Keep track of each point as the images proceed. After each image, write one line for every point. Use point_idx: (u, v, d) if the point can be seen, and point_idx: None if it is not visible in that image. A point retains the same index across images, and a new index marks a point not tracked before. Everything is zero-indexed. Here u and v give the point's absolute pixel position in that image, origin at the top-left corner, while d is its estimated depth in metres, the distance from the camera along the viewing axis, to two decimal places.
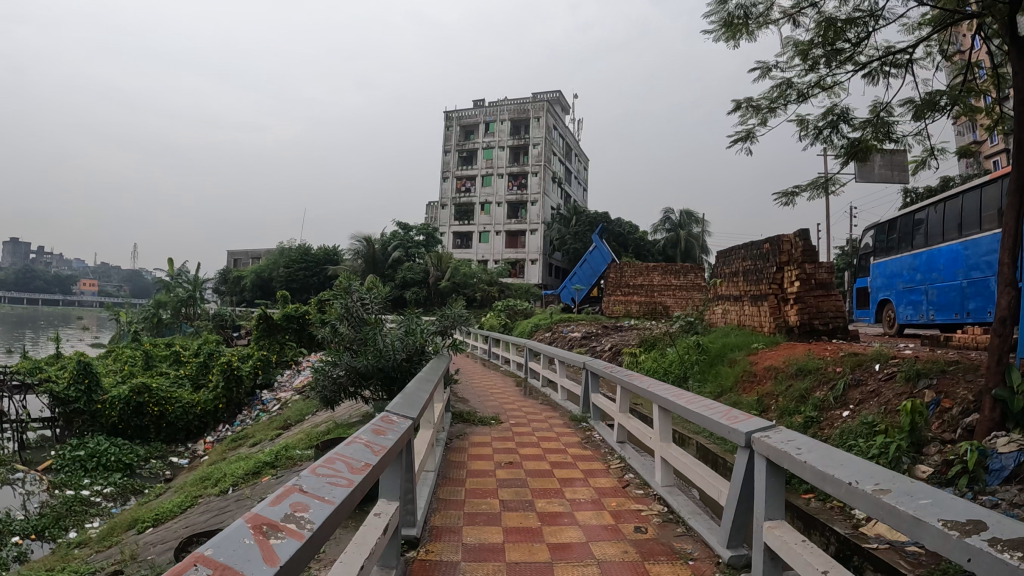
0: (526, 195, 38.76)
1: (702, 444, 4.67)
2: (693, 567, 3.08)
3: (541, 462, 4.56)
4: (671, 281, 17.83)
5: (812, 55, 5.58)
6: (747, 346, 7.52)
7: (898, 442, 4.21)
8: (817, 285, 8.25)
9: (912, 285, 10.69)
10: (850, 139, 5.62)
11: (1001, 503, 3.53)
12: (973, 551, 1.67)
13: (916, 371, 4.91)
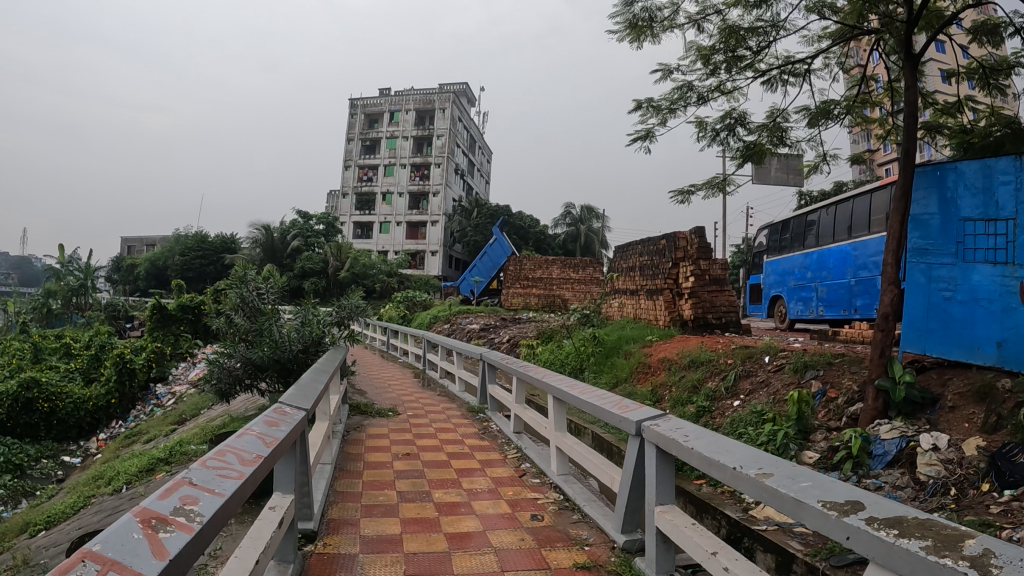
0: (429, 186, 38.41)
1: (598, 434, 4.79)
2: (589, 552, 3.15)
3: (439, 453, 4.54)
4: (569, 275, 17.98)
5: (713, 60, 5.78)
6: (641, 339, 7.79)
7: (786, 430, 4.44)
8: (711, 281, 8.63)
9: (803, 282, 11.30)
10: (745, 143, 5.87)
11: (884, 485, 3.81)
12: (852, 529, 1.76)
13: (805, 363, 5.22)
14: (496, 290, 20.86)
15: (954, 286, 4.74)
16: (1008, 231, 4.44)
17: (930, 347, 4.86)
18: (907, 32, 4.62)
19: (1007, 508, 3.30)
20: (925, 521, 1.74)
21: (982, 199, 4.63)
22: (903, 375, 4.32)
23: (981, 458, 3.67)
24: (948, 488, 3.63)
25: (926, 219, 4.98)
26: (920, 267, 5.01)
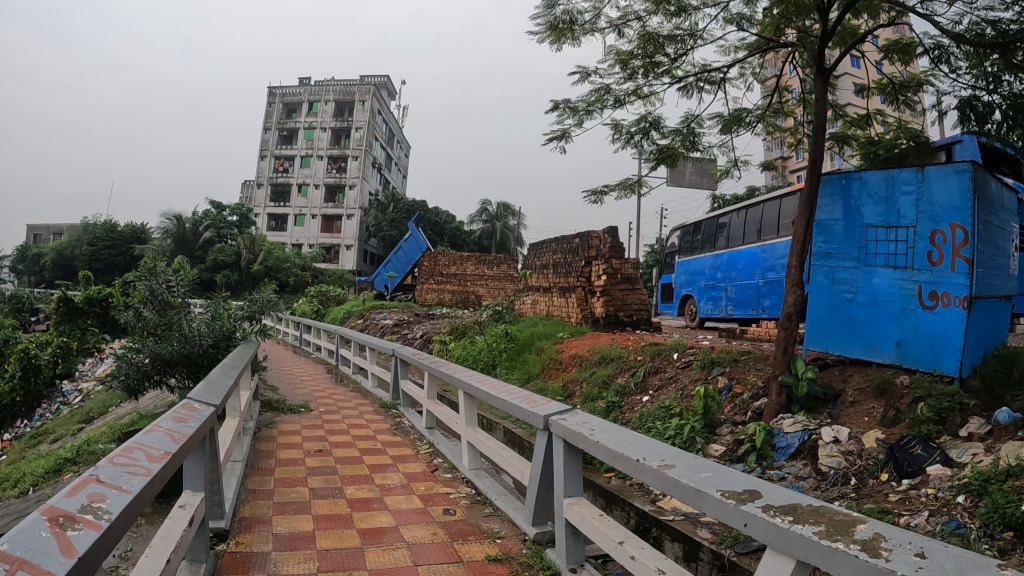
0: (345, 178, 37.67)
1: (509, 429, 4.84)
2: (501, 545, 3.19)
3: (351, 449, 4.49)
4: (483, 271, 18.09)
5: (631, 65, 5.92)
6: (553, 336, 7.92)
7: (693, 424, 4.62)
8: (622, 279, 8.76)
9: (712, 282, 11.71)
10: (659, 146, 6.04)
11: (788, 476, 4.01)
12: (750, 516, 1.79)
13: (712, 360, 5.43)
14: (411, 286, 20.64)
15: (855, 288, 5.04)
16: (908, 237, 4.73)
17: (832, 344, 5.19)
18: (820, 47, 4.93)
19: (904, 496, 3.55)
20: (819, 509, 1.78)
21: (884, 207, 4.91)
22: (805, 372, 4.58)
23: (879, 450, 3.96)
24: (849, 477, 3.86)
25: (830, 224, 5.24)
26: (824, 269, 5.29)
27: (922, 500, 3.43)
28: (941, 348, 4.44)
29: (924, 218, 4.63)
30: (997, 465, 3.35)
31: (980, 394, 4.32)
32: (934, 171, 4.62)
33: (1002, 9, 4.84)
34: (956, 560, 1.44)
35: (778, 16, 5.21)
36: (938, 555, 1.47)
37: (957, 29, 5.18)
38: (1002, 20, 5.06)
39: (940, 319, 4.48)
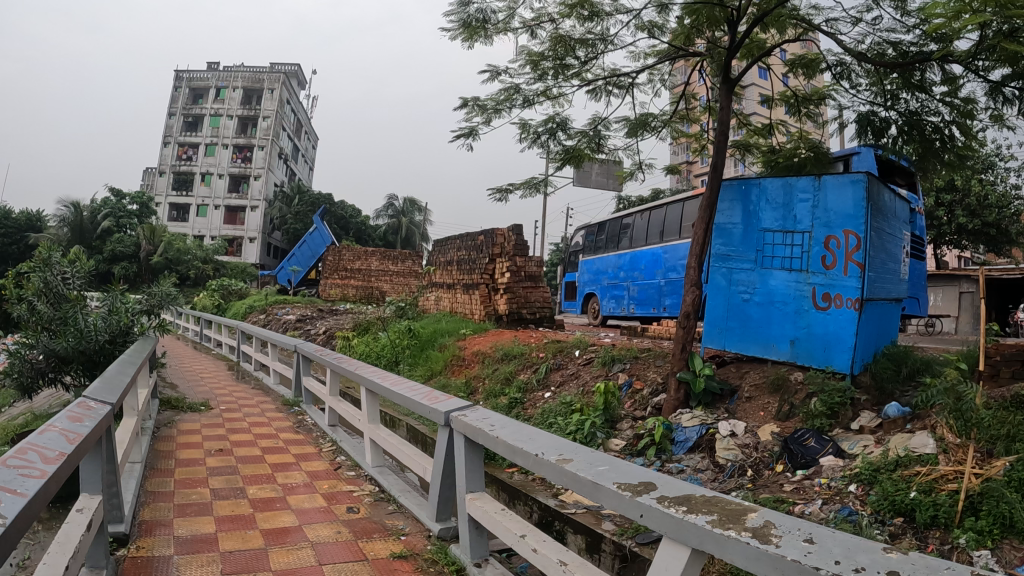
0: (250, 168, 36.28)
1: (413, 426, 4.82)
2: (406, 541, 3.09)
3: (252, 448, 4.37)
4: (388, 267, 18.08)
5: (541, 66, 6.00)
6: (455, 332, 7.99)
7: (593, 419, 4.75)
8: (526, 277, 8.95)
9: (615, 281, 12.02)
10: (565, 147, 6.15)
11: (687, 468, 4.20)
12: (644, 508, 1.54)
13: (612, 357, 5.62)
14: (315, 280, 20.17)
15: (752, 289, 5.30)
16: (804, 242, 5.01)
17: (729, 342, 5.44)
18: (728, 57, 5.20)
19: (798, 486, 3.77)
20: (715, 499, 1.55)
21: (781, 212, 5.17)
22: (703, 369, 4.81)
23: (774, 443, 4.19)
24: (745, 468, 4.06)
25: (730, 228, 5.47)
26: (722, 270, 5.52)
27: (815, 489, 3.66)
28: (833, 346, 4.75)
29: (818, 224, 4.91)
30: (886, 456, 3.64)
31: (869, 389, 4.66)
32: (830, 180, 4.90)
33: (903, 31, 5.19)
34: (848, 546, 1.28)
35: (691, 26, 5.40)
36: (831, 543, 1.30)
37: (860, 47, 5.53)
38: (901, 42, 5.42)
39: (833, 318, 4.78)
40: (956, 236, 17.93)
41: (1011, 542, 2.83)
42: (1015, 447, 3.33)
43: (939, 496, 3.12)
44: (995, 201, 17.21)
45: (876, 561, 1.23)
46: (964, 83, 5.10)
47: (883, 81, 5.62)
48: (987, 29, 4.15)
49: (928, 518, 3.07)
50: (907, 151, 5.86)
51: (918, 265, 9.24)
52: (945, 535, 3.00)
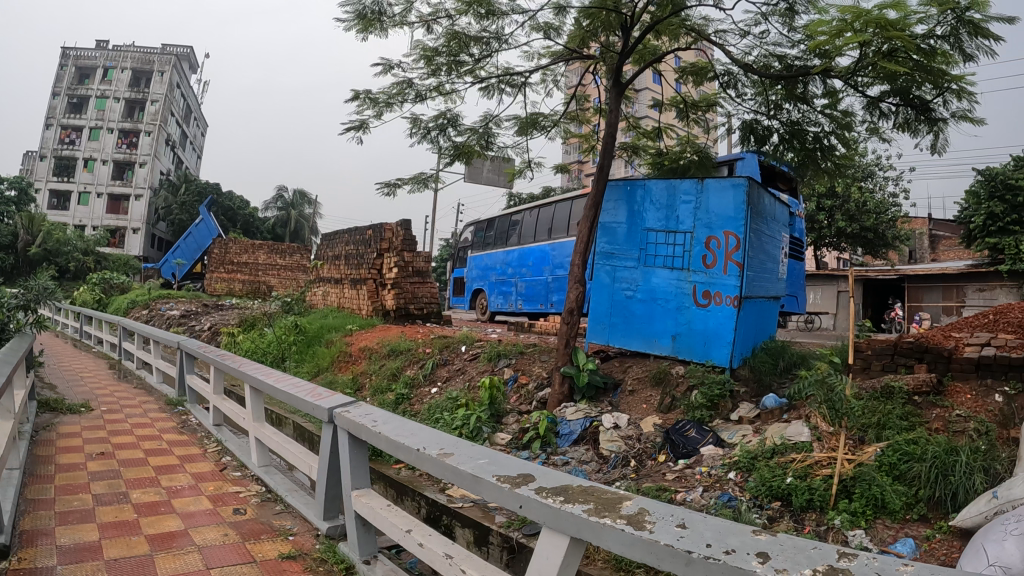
0: (136, 155, 34.59)
1: (300, 423, 4.71)
2: (294, 541, 3.03)
3: (135, 450, 4.18)
4: (276, 261, 17.42)
5: (435, 62, 6.00)
6: (343, 329, 7.98)
7: (479, 414, 4.76)
8: (413, 273, 8.91)
9: (502, 277, 12.10)
10: (454, 143, 6.16)
11: (571, 460, 4.26)
12: (522, 498, 1.28)
13: (499, 353, 5.71)
14: (200, 274, 19.39)
15: (635, 286, 5.45)
16: (686, 242, 5.20)
17: (613, 337, 5.59)
18: (620, 62, 5.33)
19: (679, 475, 3.89)
20: (592, 487, 1.32)
21: (665, 213, 5.35)
22: (586, 364, 5.02)
23: (656, 434, 4.34)
24: (629, 459, 4.17)
25: (614, 227, 5.61)
26: (606, 268, 5.65)
27: (695, 477, 3.78)
28: (712, 341, 4.95)
29: (700, 225, 5.10)
30: (762, 445, 3.84)
31: (749, 381, 4.95)
32: (713, 183, 5.10)
33: (788, 46, 5.45)
34: (717, 529, 1.12)
35: (587, 29, 5.50)
36: (701, 526, 1.14)
37: (748, 58, 5.76)
38: (788, 56, 5.67)
39: (712, 314, 4.98)
40: (835, 240, 18.92)
41: (883, 521, 3.16)
42: (884, 435, 3.78)
43: (813, 481, 3.35)
44: (873, 207, 18.35)
45: (744, 542, 1.08)
46: (844, 97, 5.38)
47: (767, 91, 5.87)
48: (866, 49, 4.40)
49: (804, 502, 3.28)
50: (789, 157, 6.19)
51: (796, 266, 9.79)
52: (819, 516, 3.24)
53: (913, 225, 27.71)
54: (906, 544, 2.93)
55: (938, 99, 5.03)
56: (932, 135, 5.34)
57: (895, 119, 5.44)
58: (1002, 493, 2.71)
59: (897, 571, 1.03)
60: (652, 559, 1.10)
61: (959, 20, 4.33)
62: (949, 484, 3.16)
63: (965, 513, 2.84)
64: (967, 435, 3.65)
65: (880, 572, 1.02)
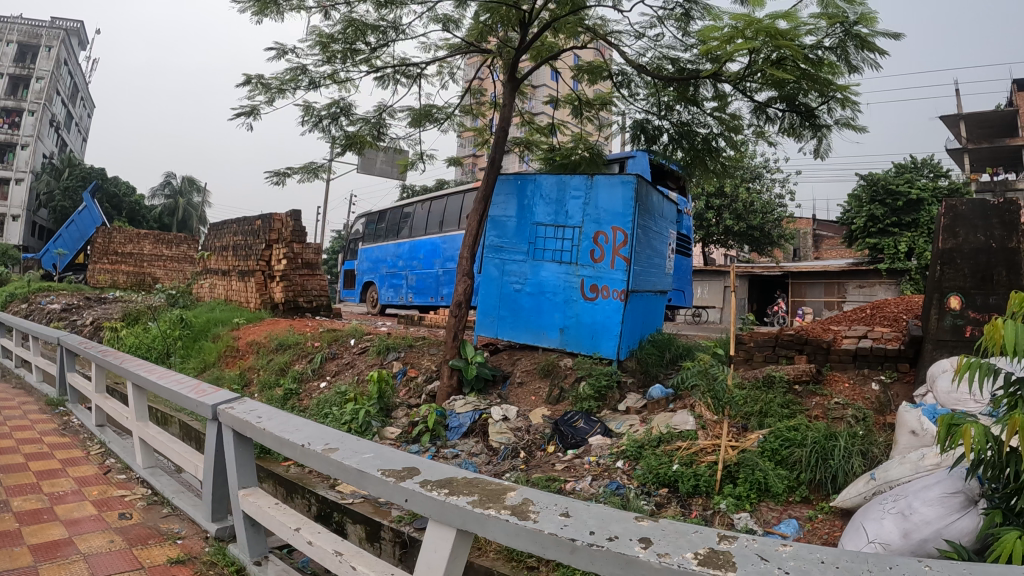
0: (18, 137, 32.81)
1: (186, 422, 4.53)
2: (183, 545, 2.91)
3: (14, 455, 3.94)
4: (162, 251, 17.06)
5: (331, 49, 5.92)
6: (229, 322, 8.04)
7: (368, 408, 4.76)
8: (303, 264, 9.19)
9: (393, 270, 12.04)
10: (346, 133, 6.29)
11: (461, 454, 4.29)
12: (409, 492, 1.26)
13: (387, 346, 6.01)
14: (83, 264, 18.52)
15: (523, 279, 5.63)
16: (574, 236, 5.40)
17: (501, 330, 5.78)
18: (517, 57, 5.42)
19: (568, 465, 3.97)
20: (478, 478, 1.31)
21: (555, 207, 5.53)
22: (473, 356, 5.18)
23: (545, 426, 4.46)
24: (518, 450, 4.25)
25: (504, 221, 5.78)
26: (496, 261, 5.81)
27: (585, 467, 3.85)
28: (601, 334, 5.19)
29: (589, 220, 5.31)
30: (649, 434, 3.94)
31: (636, 373, 5.20)
32: (603, 180, 5.30)
33: (681, 49, 5.61)
34: (600, 516, 1.13)
35: (485, 23, 5.53)
36: (585, 514, 1.14)
37: (642, 60, 5.91)
38: (681, 59, 5.81)
39: (601, 307, 5.21)
40: (723, 237, 19.62)
41: (766, 504, 3.30)
42: (765, 422, 4.04)
43: (700, 468, 3.43)
44: (760, 207, 19.08)
45: (627, 528, 1.09)
46: (734, 102, 5.60)
47: (659, 94, 6.03)
48: (757, 56, 4.63)
49: (691, 488, 3.35)
50: (678, 156, 6.44)
51: (683, 262, 10.30)
52: (706, 502, 3.30)
53: (799, 226, 29.00)
54: (790, 525, 3.03)
55: (822, 107, 5.30)
56: (815, 141, 5.62)
57: (781, 124, 5.70)
58: (880, 474, 2.91)
59: (774, 552, 1.04)
60: (537, 548, 1.10)
61: (847, 34, 4.55)
62: (829, 467, 3.36)
63: (845, 495, 3.02)
64: (846, 421, 3.91)
65: (759, 553, 1.03)
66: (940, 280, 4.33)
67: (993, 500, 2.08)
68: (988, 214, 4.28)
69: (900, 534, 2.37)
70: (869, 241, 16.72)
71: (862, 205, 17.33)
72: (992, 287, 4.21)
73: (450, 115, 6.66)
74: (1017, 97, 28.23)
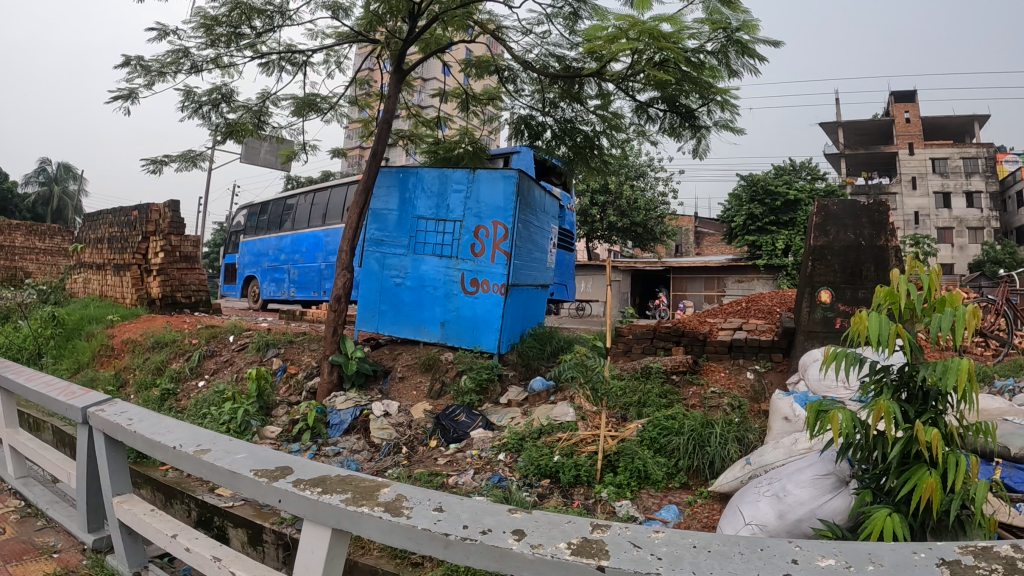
0: None
1: (60, 427, 4.29)
2: (60, 559, 2.75)
3: None
4: (36, 244, 16.25)
5: (214, 31, 5.81)
6: (104, 319, 7.75)
7: (247, 408, 4.73)
8: (181, 258, 9.03)
9: (275, 264, 11.73)
10: (226, 119, 6.35)
11: (342, 451, 4.38)
12: (282, 493, 1.22)
13: (266, 342, 5.97)
14: None
15: (404, 273, 5.92)
16: (455, 230, 5.72)
17: (381, 325, 6.07)
18: (404, 49, 5.49)
19: (451, 459, 4.08)
20: (353, 476, 1.29)
21: (436, 201, 5.83)
22: (354, 352, 5.33)
23: (427, 420, 4.66)
24: (400, 446, 4.42)
25: (385, 213, 6.03)
26: (376, 255, 6.07)
27: (467, 460, 3.97)
28: (481, 328, 5.54)
29: (470, 214, 5.64)
30: (530, 427, 4.16)
31: (517, 366, 5.65)
32: (484, 175, 5.64)
33: (568, 47, 5.73)
34: (474, 510, 1.13)
35: (376, 12, 5.50)
36: (458, 508, 1.14)
37: (528, 57, 6.00)
38: (567, 57, 5.93)
39: (481, 301, 5.56)
40: (607, 233, 20.05)
41: (647, 491, 3.48)
42: (643, 412, 4.30)
43: (581, 459, 3.59)
44: (643, 204, 19.61)
45: (500, 521, 1.09)
46: (616, 100, 5.76)
47: (545, 91, 6.21)
48: (640, 57, 4.75)
49: (572, 478, 3.52)
50: (560, 152, 6.68)
51: (566, 257, 10.66)
52: (588, 491, 3.44)
53: (680, 223, 30.01)
54: (671, 511, 3.19)
55: (702, 109, 5.55)
56: (694, 141, 5.87)
57: (662, 123, 5.89)
58: (755, 459, 3.10)
59: (646, 539, 1.06)
60: (410, 544, 1.09)
61: (729, 39, 4.71)
62: (707, 454, 3.59)
63: (724, 479, 3.19)
64: (724, 409, 4.25)
65: (632, 540, 1.05)
66: (813, 275, 4.90)
67: (864, 479, 2.18)
68: (858, 214, 4.87)
69: (776, 515, 2.49)
70: (749, 238, 17.57)
71: (742, 204, 18.37)
72: (860, 281, 4.81)
73: (334, 105, 6.60)
74: (891, 107, 29.90)
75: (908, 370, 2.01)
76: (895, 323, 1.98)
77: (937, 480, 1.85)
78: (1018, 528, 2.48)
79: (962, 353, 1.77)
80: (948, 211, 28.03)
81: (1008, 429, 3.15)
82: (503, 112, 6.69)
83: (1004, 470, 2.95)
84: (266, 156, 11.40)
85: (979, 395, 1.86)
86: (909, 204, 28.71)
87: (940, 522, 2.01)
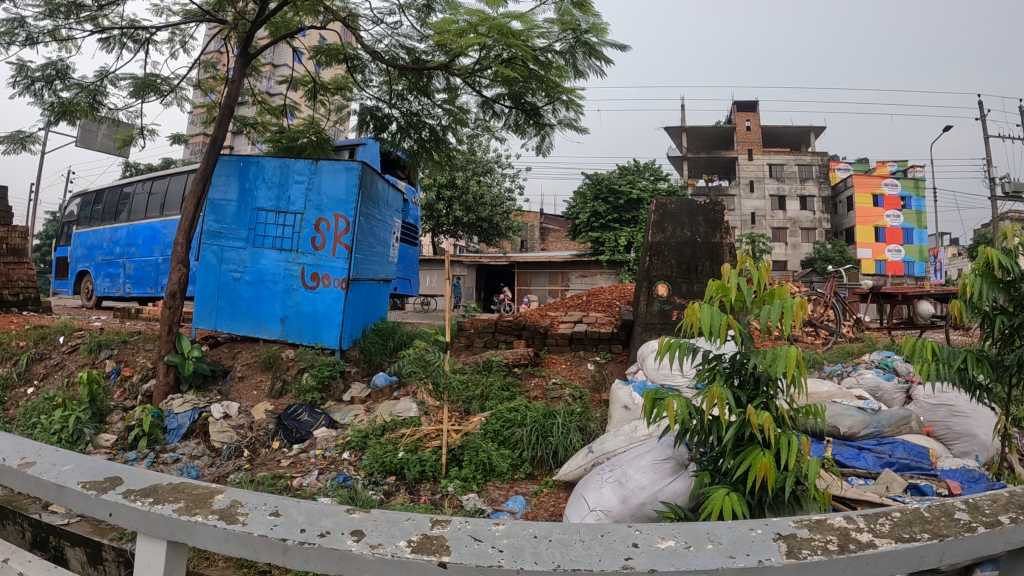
0: None
1: None
2: None
3: None
4: None
5: (53, 2, 5.46)
6: None
7: (79, 415, 4.48)
8: (8, 251, 8.44)
9: (110, 257, 11.06)
10: (60, 98, 5.94)
11: (181, 457, 4.25)
12: (116, 507, 1.15)
13: (99, 343, 5.62)
14: None
15: (243, 268, 5.75)
16: (295, 223, 5.63)
17: (219, 322, 5.85)
18: (251, 32, 5.37)
19: (295, 460, 4.03)
20: (194, 483, 1.24)
21: (276, 192, 5.70)
22: (190, 351, 5.11)
23: (270, 421, 4.55)
24: (242, 449, 4.31)
25: (223, 204, 5.80)
26: (213, 248, 5.84)
27: (310, 461, 3.93)
28: (321, 325, 5.50)
29: (311, 207, 5.57)
30: (373, 424, 4.15)
31: (359, 361, 5.60)
32: (326, 166, 5.59)
33: (417, 39, 5.72)
34: (310, 511, 1.10)
35: None
36: (295, 510, 1.11)
37: (377, 47, 5.92)
38: (416, 49, 5.90)
39: (322, 296, 5.52)
40: (453, 227, 20.02)
41: (493, 483, 3.59)
42: (486, 405, 4.51)
43: (426, 454, 3.65)
44: (489, 200, 19.82)
45: (338, 522, 1.07)
46: (462, 94, 5.91)
47: (393, 83, 6.23)
48: (489, 53, 4.82)
49: (418, 474, 3.55)
50: (405, 145, 6.74)
51: (410, 251, 10.73)
52: (434, 486, 3.49)
53: (525, 219, 30.37)
54: (518, 502, 3.30)
55: (547, 107, 5.69)
56: (538, 137, 6.00)
57: (507, 120, 5.98)
58: (597, 448, 3.27)
59: (487, 531, 1.08)
60: (247, 552, 1.06)
61: (578, 40, 4.86)
62: (549, 444, 3.79)
63: (567, 468, 3.36)
64: (565, 399, 4.51)
65: (472, 534, 1.07)
66: (651, 270, 5.32)
67: (702, 461, 2.30)
68: (695, 212, 5.36)
69: (619, 500, 2.62)
70: (594, 235, 18.19)
71: (587, 202, 19.48)
72: (695, 275, 5.30)
73: (175, 87, 6.29)
74: (734, 115, 31.30)
75: (740, 358, 2.12)
76: (726, 313, 2.08)
77: (770, 459, 1.96)
78: (851, 500, 2.66)
79: (789, 341, 1.89)
80: (783, 212, 29.90)
81: (835, 410, 3.50)
82: (352, 101, 6.64)
83: (834, 447, 3.25)
84: (102, 139, 10.75)
85: (805, 378, 2.00)
86: (747, 205, 30.32)
87: (776, 497, 2.14)
